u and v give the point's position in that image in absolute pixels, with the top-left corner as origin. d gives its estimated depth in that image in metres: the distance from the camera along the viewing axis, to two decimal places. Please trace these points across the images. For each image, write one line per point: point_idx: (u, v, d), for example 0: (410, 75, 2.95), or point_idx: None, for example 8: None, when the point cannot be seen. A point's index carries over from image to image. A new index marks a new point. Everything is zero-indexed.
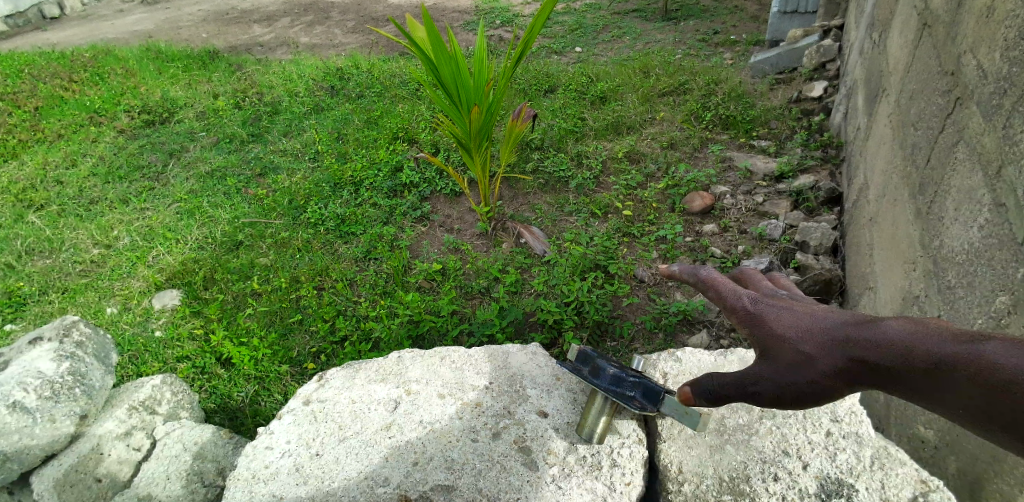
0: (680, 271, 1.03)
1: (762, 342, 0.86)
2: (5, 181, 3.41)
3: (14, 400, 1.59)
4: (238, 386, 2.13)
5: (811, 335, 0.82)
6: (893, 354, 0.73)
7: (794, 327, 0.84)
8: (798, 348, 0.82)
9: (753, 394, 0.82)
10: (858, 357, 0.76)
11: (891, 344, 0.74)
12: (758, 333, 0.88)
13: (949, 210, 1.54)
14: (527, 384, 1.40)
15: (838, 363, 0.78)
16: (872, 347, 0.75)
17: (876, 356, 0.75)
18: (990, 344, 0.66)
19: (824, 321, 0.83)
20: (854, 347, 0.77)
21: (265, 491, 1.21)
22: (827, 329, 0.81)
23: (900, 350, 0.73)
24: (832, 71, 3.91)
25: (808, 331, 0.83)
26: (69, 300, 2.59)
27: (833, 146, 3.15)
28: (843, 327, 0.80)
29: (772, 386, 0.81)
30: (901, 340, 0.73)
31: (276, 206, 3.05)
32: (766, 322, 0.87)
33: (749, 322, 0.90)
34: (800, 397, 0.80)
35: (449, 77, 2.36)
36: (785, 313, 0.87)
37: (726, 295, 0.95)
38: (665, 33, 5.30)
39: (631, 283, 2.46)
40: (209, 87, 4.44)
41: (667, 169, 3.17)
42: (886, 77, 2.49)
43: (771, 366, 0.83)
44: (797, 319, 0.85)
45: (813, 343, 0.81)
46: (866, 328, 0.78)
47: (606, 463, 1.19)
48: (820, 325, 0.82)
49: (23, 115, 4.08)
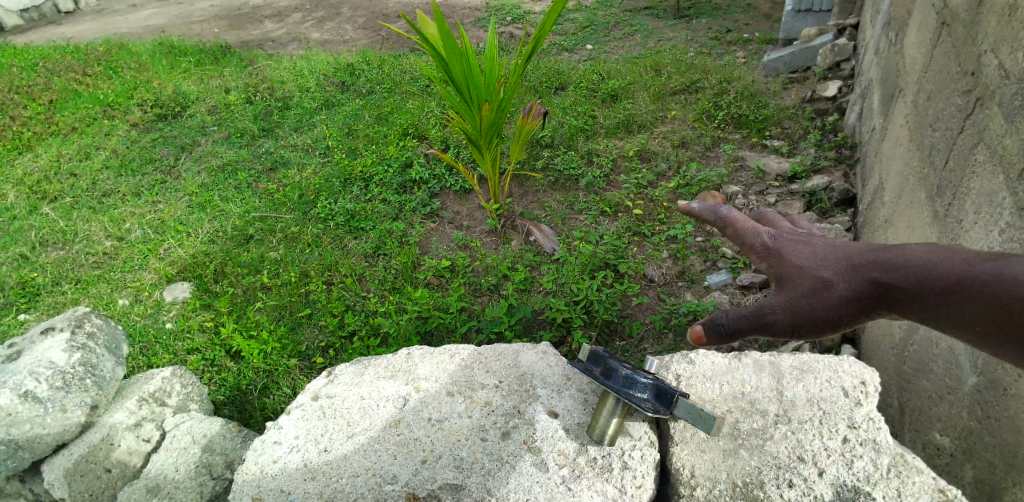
0: (699, 210, 1.01)
1: (779, 275, 0.90)
2: (20, 173, 3.44)
3: (26, 389, 1.61)
4: (248, 379, 2.14)
5: (828, 262, 0.86)
6: (909, 278, 0.77)
7: (810, 260, 0.88)
8: (818, 276, 0.85)
9: (768, 323, 0.88)
10: (876, 279, 0.79)
11: (909, 266, 0.77)
12: (775, 266, 0.91)
13: (968, 213, 1.51)
14: (538, 383, 1.39)
15: (855, 287, 0.81)
16: (889, 270, 0.79)
17: (891, 279, 0.78)
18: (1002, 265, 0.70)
19: (841, 249, 0.86)
20: (870, 270, 0.80)
21: (274, 486, 1.21)
22: (845, 255, 0.85)
23: (917, 273, 0.76)
24: (847, 71, 3.85)
25: (824, 259, 0.86)
26: (82, 291, 2.61)
27: (848, 146, 3.11)
28: (859, 251, 0.83)
29: (785, 316, 0.87)
30: (917, 264, 0.77)
31: (287, 201, 3.06)
32: (784, 257, 0.90)
33: (767, 257, 0.93)
34: (814, 325, 0.85)
35: (460, 74, 2.36)
36: (801, 247, 0.91)
37: (745, 236, 0.95)
38: (677, 31, 5.25)
39: (641, 282, 2.44)
40: (221, 81, 4.45)
41: (679, 168, 3.15)
42: (903, 77, 2.45)
43: (786, 295, 0.88)
44: (813, 252, 0.89)
45: (830, 268, 0.85)
46: (883, 253, 0.81)
47: (617, 465, 1.18)
48: (837, 253, 0.86)
49: (38, 108, 4.12)
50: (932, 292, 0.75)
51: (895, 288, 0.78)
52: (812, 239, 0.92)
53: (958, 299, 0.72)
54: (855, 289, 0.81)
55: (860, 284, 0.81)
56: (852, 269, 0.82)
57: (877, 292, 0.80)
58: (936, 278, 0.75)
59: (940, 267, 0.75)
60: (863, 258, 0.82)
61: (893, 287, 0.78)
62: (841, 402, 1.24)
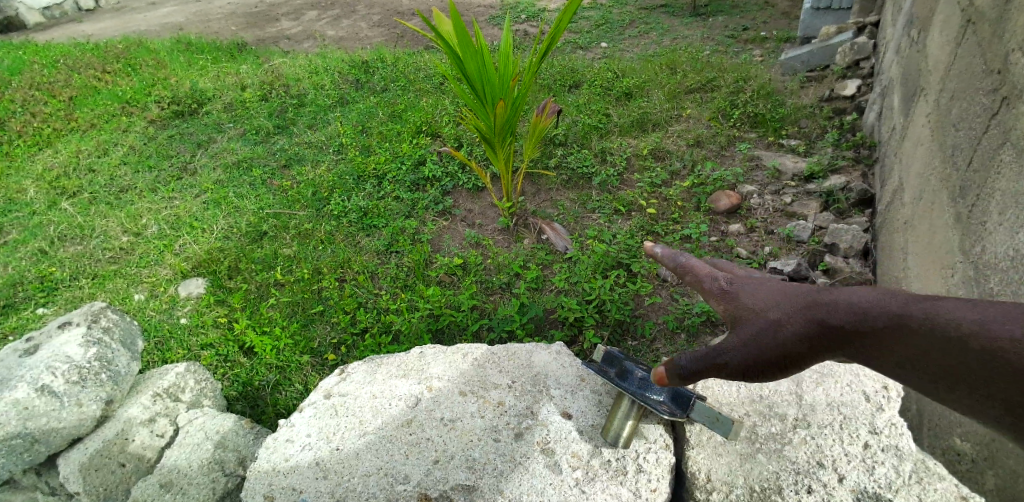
0: (661, 254, 1.01)
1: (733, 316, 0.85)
2: (40, 168, 3.50)
3: (42, 383, 1.63)
4: (260, 374, 2.15)
5: (779, 304, 0.80)
6: (862, 320, 0.72)
7: (762, 298, 0.84)
8: (769, 317, 0.80)
9: (720, 365, 0.81)
10: (826, 318, 0.74)
11: (861, 308, 0.72)
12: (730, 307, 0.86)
13: (992, 215, 1.47)
14: (551, 384, 1.38)
15: (804, 329, 0.76)
16: (837, 310, 0.74)
17: (844, 321, 0.73)
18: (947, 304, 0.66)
19: (793, 289, 0.82)
20: (820, 309, 0.75)
21: (286, 484, 1.21)
22: (796, 295, 0.80)
23: (867, 314, 0.72)
24: (866, 69, 3.79)
25: (775, 296, 0.82)
26: (99, 286, 2.64)
27: (866, 146, 3.05)
28: (809, 291, 0.79)
29: (739, 355, 0.80)
30: (869, 304, 0.72)
31: (300, 198, 3.07)
32: (739, 296, 0.86)
33: (724, 299, 0.88)
34: (763, 367, 0.80)
35: (474, 72, 2.34)
36: (759, 289, 0.86)
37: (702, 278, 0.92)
38: (693, 29, 5.20)
39: (653, 282, 2.41)
40: (237, 78, 4.48)
41: (693, 167, 3.11)
42: (925, 76, 2.39)
43: (737, 335, 0.82)
44: (766, 290, 0.85)
45: (780, 309, 0.80)
46: (830, 292, 0.76)
47: (632, 468, 1.16)
48: (788, 292, 0.81)
49: (58, 105, 4.18)
50: (898, 339, 0.69)
51: (851, 332, 0.72)
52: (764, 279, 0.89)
53: (931, 347, 0.66)
54: (805, 328, 0.76)
55: (809, 324, 0.76)
56: (801, 308, 0.77)
57: (829, 334, 0.74)
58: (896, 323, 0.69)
59: (895, 308, 0.70)
60: (813, 298, 0.77)
61: (845, 330, 0.73)
62: (862, 407, 1.21)
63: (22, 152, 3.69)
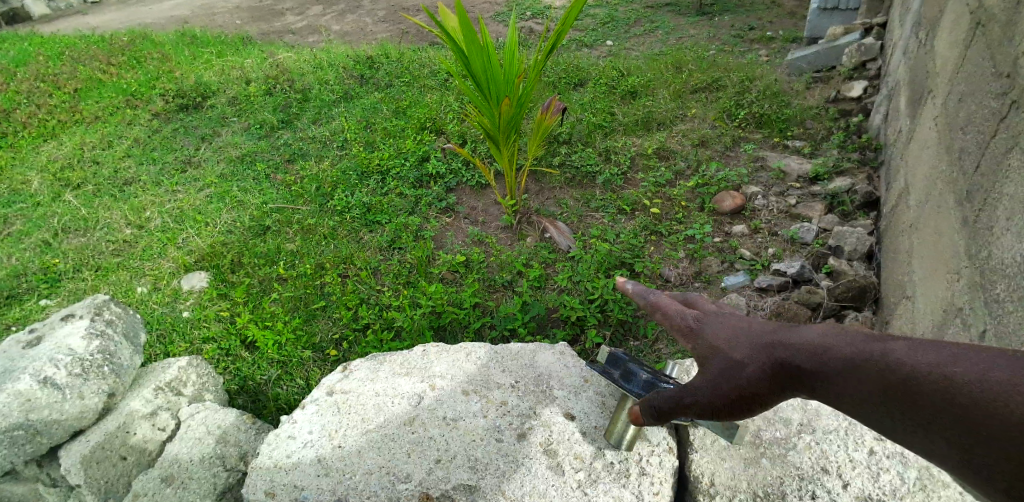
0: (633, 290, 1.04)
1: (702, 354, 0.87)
2: (45, 160, 3.51)
3: (46, 376, 1.62)
4: (261, 369, 2.14)
5: (743, 343, 0.83)
6: (822, 359, 0.72)
7: (726, 338, 0.86)
8: (731, 357, 0.82)
9: (688, 405, 0.83)
10: (785, 359, 0.75)
11: (817, 346, 0.73)
12: (699, 345, 0.89)
13: (1000, 220, 1.46)
14: (554, 384, 1.37)
15: (764, 368, 0.77)
16: (794, 349, 0.75)
17: (806, 360, 0.73)
18: (896, 344, 0.66)
19: (757, 329, 0.84)
20: (779, 349, 0.76)
21: (288, 480, 1.21)
22: (760, 336, 0.82)
23: (821, 353, 0.72)
24: (873, 71, 3.77)
25: (738, 336, 0.85)
26: (102, 278, 2.65)
27: (872, 148, 3.03)
28: (771, 332, 0.81)
29: (705, 396, 0.82)
30: (826, 345, 0.72)
31: (304, 193, 3.07)
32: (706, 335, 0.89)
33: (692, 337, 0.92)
34: (729, 406, 0.80)
35: (479, 69, 2.34)
36: (724, 327, 0.89)
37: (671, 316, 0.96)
38: (699, 28, 5.17)
39: (656, 282, 2.41)
40: (242, 72, 4.47)
41: (697, 167, 3.10)
42: (933, 78, 2.37)
43: (705, 375, 0.84)
44: (730, 330, 0.88)
45: (743, 350, 0.82)
46: (791, 333, 0.78)
47: (635, 471, 1.16)
48: (751, 332, 0.84)
49: (63, 97, 4.18)
50: (864, 379, 0.66)
51: (805, 370, 0.73)
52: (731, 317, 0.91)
53: (887, 387, 0.63)
54: (766, 368, 0.77)
55: (771, 365, 0.77)
56: (763, 349, 0.78)
57: (791, 374, 0.74)
58: (861, 359, 0.67)
59: (859, 346, 0.69)
60: (774, 339, 0.79)
61: (808, 370, 0.73)
62: None
63: (27, 144, 3.70)
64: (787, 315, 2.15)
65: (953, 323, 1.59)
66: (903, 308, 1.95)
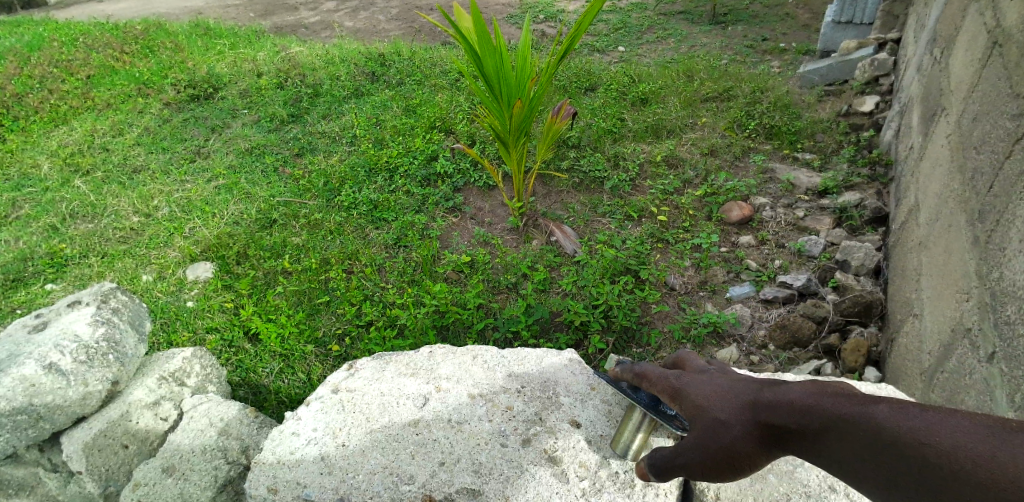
0: (621, 371, 1.12)
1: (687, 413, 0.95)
2: (55, 145, 3.52)
3: (50, 361, 1.60)
4: (264, 362, 2.14)
5: (728, 404, 0.91)
6: (806, 415, 0.81)
7: (709, 398, 0.94)
8: (718, 417, 0.90)
9: (683, 465, 0.90)
10: (770, 418, 0.84)
11: (802, 405, 0.82)
12: (683, 405, 0.96)
13: (1012, 240, 1.45)
14: (561, 391, 1.36)
15: (749, 428, 0.86)
16: (776, 409, 0.85)
17: (789, 417, 0.83)
18: (878, 407, 0.75)
19: (738, 390, 0.93)
20: (762, 410, 0.86)
21: (290, 477, 1.21)
22: (742, 396, 0.91)
23: (805, 413, 0.82)
24: (885, 86, 3.75)
25: (721, 394, 0.93)
26: (108, 265, 2.65)
27: (882, 164, 3.01)
28: (752, 393, 0.91)
29: (697, 456, 0.88)
30: (808, 404, 0.82)
31: (312, 188, 3.07)
32: (689, 394, 0.97)
33: (676, 397, 0.98)
34: (720, 465, 0.87)
35: (492, 70, 2.33)
36: (705, 386, 0.97)
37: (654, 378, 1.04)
38: (712, 37, 5.16)
39: (661, 290, 2.40)
40: (254, 65, 4.48)
41: (706, 176, 3.09)
42: (946, 96, 2.36)
43: (693, 435, 0.91)
44: (713, 388, 0.96)
45: (727, 410, 0.90)
46: (772, 392, 0.88)
47: (640, 482, 1.15)
48: (733, 392, 0.93)
49: (76, 83, 4.21)
50: (852, 435, 0.75)
51: (789, 428, 0.82)
52: (714, 375, 1.00)
53: (871, 446, 0.73)
54: (755, 427, 0.85)
55: (757, 426, 0.85)
56: (746, 410, 0.88)
57: (778, 432, 0.84)
58: (847, 415, 0.77)
59: (841, 403, 0.79)
60: (756, 399, 0.89)
61: (793, 427, 0.82)
62: None
63: (38, 128, 3.72)
64: (792, 328, 2.14)
65: (961, 344, 1.57)
66: (909, 326, 1.93)
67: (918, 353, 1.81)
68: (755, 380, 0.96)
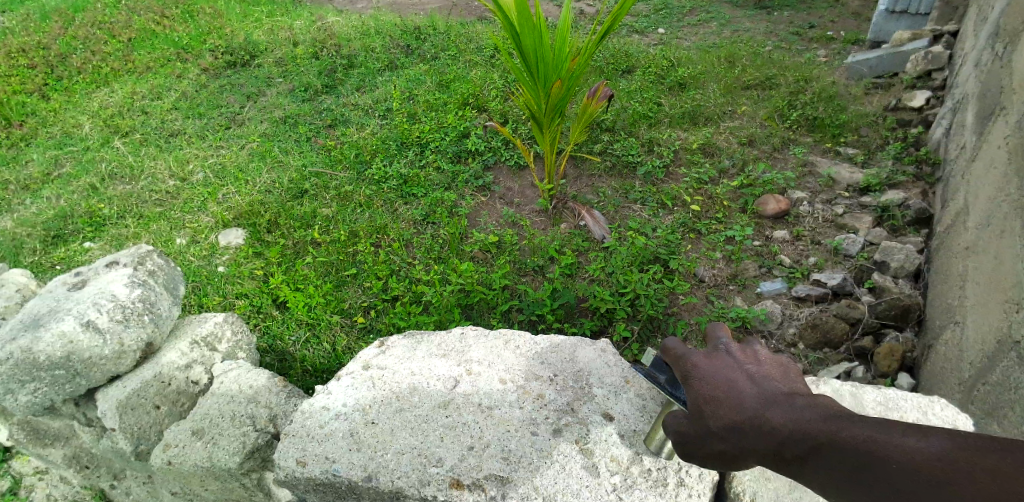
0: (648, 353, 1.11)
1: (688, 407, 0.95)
2: (96, 106, 3.58)
3: (88, 319, 1.62)
4: (290, 330, 2.17)
5: (722, 412, 0.89)
6: (791, 441, 0.79)
7: (707, 401, 0.91)
8: (709, 426, 0.89)
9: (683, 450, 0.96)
10: (755, 443, 0.83)
11: (790, 429, 0.80)
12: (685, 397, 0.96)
13: None
14: (594, 382, 1.34)
15: (739, 444, 0.85)
16: (765, 432, 0.82)
17: (770, 440, 0.82)
18: (869, 428, 0.73)
19: (735, 394, 0.90)
20: (750, 433, 0.84)
21: (318, 451, 1.22)
22: (735, 407, 0.88)
23: (794, 437, 0.79)
24: (938, 81, 3.55)
25: (717, 400, 0.91)
26: (144, 227, 2.70)
27: (930, 162, 2.86)
28: (749, 408, 0.87)
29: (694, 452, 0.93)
30: (795, 429, 0.80)
31: (343, 159, 3.07)
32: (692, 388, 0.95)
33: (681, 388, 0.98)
34: (711, 461, 0.91)
35: (529, 48, 2.27)
36: (710, 382, 0.94)
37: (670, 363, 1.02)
38: (756, 22, 4.96)
39: (690, 281, 2.34)
40: (290, 33, 4.45)
41: (743, 167, 2.98)
42: (1006, 94, 2.22)
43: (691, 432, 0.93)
44: (717, 389, 0.92)
45: (718, 420, 0.88)
46: (764, 412, 0.85)
47: (673, 481, 1.12)
48: (729, 400, 0.90)
49: (118, 45, 4.27)
50: (844, 456, 0.73)
51: (775, 449, 0.81)
52: (721, 368, 0.97)
53: (867, 464, 0.70)
54: (742, 446, 0.85)
55: (742, 446, 0.85)
56: (734, 430, 0.86)
57: (762, 455, 0.83)
58: (831, 434, 0.75)
59: (824, 426, 0.77)
60: (747, 417, 0.86)
61: (772, 450, 0.81)
62: None
63: (81, 89, 3.79)
64: (824, 327, 2.08)
65: (1007, 357, 1.49)
66: (950, 333, 1.85)
67: (958, 363, 1.74)
68: (757, 381, 0.92)
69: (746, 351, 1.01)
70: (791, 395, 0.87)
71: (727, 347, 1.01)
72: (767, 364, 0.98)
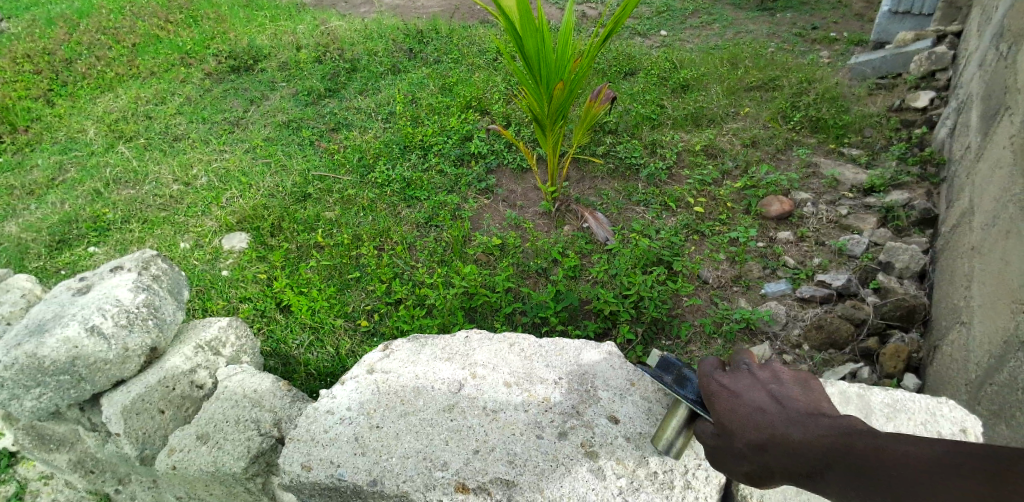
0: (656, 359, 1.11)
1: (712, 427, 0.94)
2: (100, 111, 3.60)
3: (92, 324, 1.63)
4: (294, 334, 2.17)
5: (746, 431, 0.89)
6: (808, 455, 0.81)
7: (731, 419, 0.92)
8: (735, 446, 0.90)
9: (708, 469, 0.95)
10: (779, 460, 0.84)
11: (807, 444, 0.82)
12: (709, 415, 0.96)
13: None
14: (600, 385, 1.33)
15: (761, 462, 0.86)
16: (787, 451, 0.84)
17: (793, 459, 0.83)
18: (878, 439, 0.75)
19: (757, 414, 0.91)
20: (773, 451, 0.85)
21: (322, 456, 1.22)
22: (758, 425, 0.90)
23: (811, 453, 0.81)
24: (942, 81, 3.53)
25: (737, 416, 0.92)
26: (148, 231, 2.72)
27: (934, 163, 2.84)
28: (772, 428, 0.88)
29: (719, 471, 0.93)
30: (812, 443, 0.82)
31: (346, 162, 3.08)
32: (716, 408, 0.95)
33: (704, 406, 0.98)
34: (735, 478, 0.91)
35: (532, 50, 2.26)
36: (733, 401, 0.95)
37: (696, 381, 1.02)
38: (759, 23, 4.96)
39: (694, 283, 2.33)
40: (294, 38, 4.47)
41: (746, 168, 2.97)
42: (1011, 94, 2.20)
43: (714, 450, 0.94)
44: (742, 408, 0.93)
45: (743, 438, 0.89)
46: (786, 431, 0.87)
47: (679, 484, 1.12)
48: (752, 420, 0.90)
49: (122, 50, 4.30)
50: (852, 463, 0.75)
51: (795, 465, 0.82)
52: (743, 387, 0.97)
53: (874, 471, 0.72)
54: (765, 464, 0.86)
55: (766, 465, 0.86)
56: (759, 451, 0.87)
57: (784, 472, 0.84)
58: (839, 444, 0.78)
59: (837, 438, 0.79)
60: (770, 437, 0.87)
61: (794, 468, 0.82)
62: None
63: (85, 94, 3.82)
64: (829, 328, 2.07)
65: (1013, 357, 1.48)
66: (956, 333, 1.83)
67: (964, 364, 1.72)
68: (779, 403, 0.93)
69: (769, 372, 1.01)
70: (813, 415, 0.89)
71: (749, 367, 1.02)
72: (789, 386, 0.98)
